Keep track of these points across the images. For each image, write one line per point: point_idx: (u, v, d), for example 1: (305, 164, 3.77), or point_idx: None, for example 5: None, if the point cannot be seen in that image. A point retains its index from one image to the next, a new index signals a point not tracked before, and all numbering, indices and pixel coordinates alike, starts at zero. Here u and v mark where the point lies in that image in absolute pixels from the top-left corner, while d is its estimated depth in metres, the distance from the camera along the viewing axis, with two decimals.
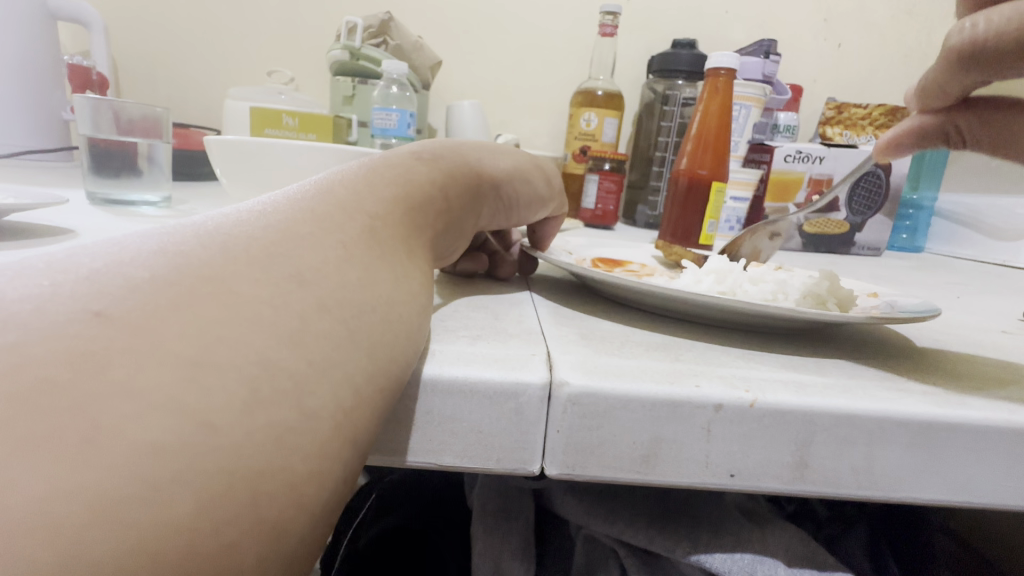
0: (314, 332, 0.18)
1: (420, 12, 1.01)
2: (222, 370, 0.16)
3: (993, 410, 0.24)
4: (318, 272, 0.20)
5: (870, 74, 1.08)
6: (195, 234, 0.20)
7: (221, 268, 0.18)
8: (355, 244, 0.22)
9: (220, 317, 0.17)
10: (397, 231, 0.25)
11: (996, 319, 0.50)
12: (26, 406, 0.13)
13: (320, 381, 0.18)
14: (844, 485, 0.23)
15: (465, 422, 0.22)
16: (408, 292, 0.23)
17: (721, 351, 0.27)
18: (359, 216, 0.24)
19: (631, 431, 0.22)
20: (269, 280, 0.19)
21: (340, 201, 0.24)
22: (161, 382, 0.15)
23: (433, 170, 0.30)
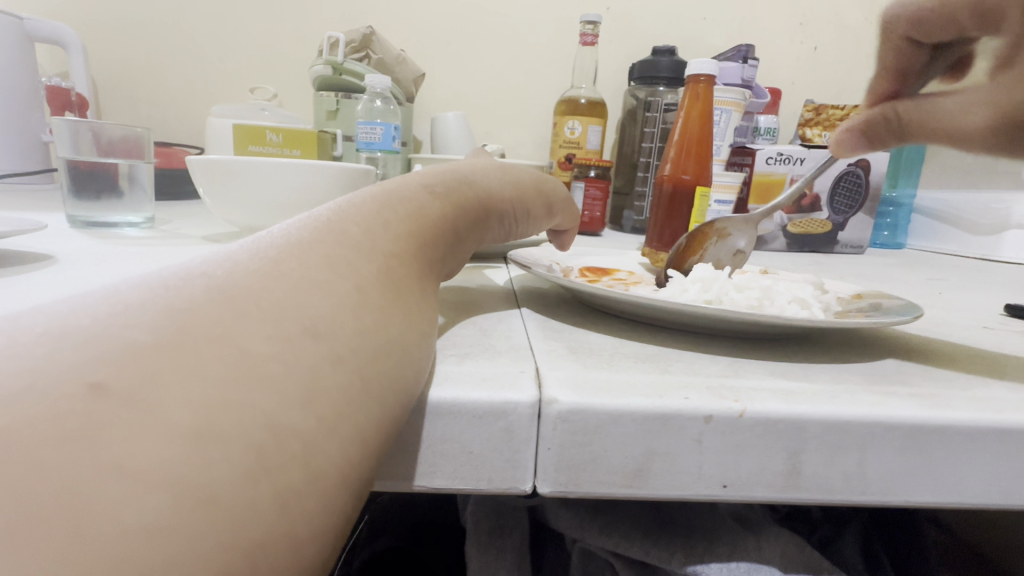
0: (310, 375, 0.18)
1: (402, 25, 1.02)
2: (225, 439, 0.15)
3: (977, 410, 0.24)
4: (311, 313, 0.20)
5: (846, 75, 1.11)
6: (184, 280, 0.19)
7: (211, 317, 0.18)
8: (352, 279, 0.22)
9: (212, 369, 0.16)
10: (399, 264, 0.25)
11: (976, 313, 0.51)
12: (13, 493, 0.13)
13: (316, 425, 0.17)
14: (836, 491, 0.23)
15: (455, 443, 0.22)
16: (407, 324, 0.23)
17: (709, 360, 0.27)
18: (353, 247, 0.24)
19: (622, 446, 0.22)
20: (261, 325, 0.18)
21: (338, 237, 0.24)
22: (154, 443, 0.14)
23: (444, 204, 0.30)
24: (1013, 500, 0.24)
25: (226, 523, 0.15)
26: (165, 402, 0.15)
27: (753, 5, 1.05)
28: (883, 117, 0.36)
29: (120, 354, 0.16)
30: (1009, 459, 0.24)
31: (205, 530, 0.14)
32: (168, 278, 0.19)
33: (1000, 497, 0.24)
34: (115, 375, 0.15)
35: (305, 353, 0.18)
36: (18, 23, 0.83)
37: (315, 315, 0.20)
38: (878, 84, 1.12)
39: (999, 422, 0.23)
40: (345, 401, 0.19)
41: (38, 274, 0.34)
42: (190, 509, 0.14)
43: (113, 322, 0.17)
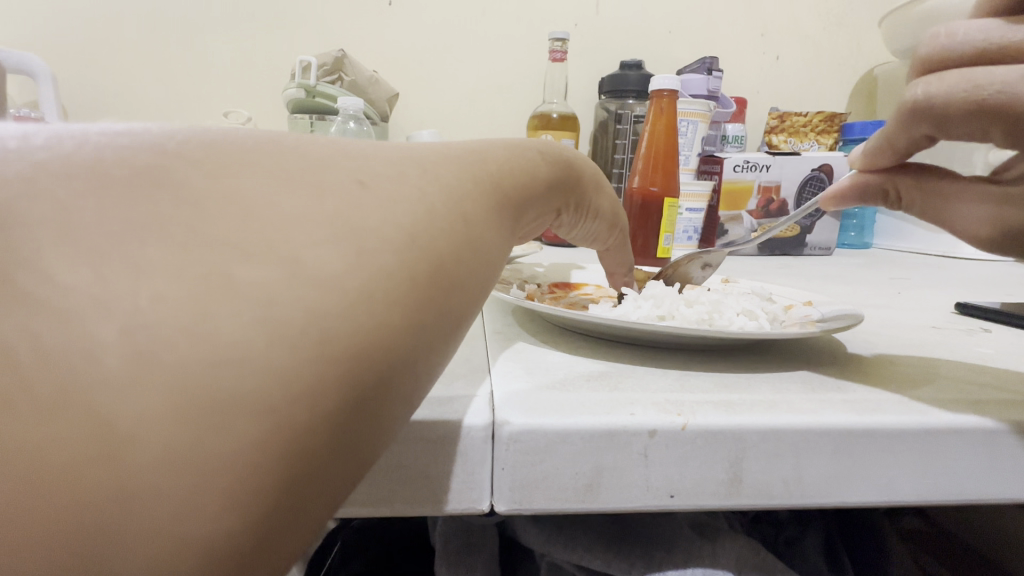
0: (368, 339, 0.16)
1: (374, 48, 1.03)
2: (293, 347, 0.15)
3: (903, 413, 0.26)
4: (377, 257, 0.17)
5: (809, 83, 1.14)
6: (241, 172, 0.17)
7: (272, 248, 0.16)
8: (427, 223, 0.19)
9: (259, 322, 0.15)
10: (480, 214, 0.22)
11: (929, 313, 0.53)
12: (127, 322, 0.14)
13: (360, 394, 0.16)
14: (777, 495, 0.25)
15: (411, 468, 0.23)
16: (475, 277, 0.21)
17: (658, 375, 0.29)
18: (429, 181, 0.20)
19: (572, 463, 0.23)
20: (327, 258, 0.16)
21: (437, 168, 0.21)
22: (241, 322, 0.15)
23: (553, 172, 0.29)
24: (942, 496, 0.26)
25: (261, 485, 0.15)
26: (213, 359, 0.14)
27: (715, 19, 1.09)
28: (882, 186, 0.33)
29: (166, 285, 0.15)
30: (933, 458, 0.25)
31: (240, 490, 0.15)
32: (221, 158, 0.17)
33: (931, 494, 0.26)
34: (162, 318, 0.14)
35: (365, 310, 0.16)
36: None
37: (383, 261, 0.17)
38: (840, 91, 1.16)
39: (922, 424, 0.25)
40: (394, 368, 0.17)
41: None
42: (228, 474, 0.14)
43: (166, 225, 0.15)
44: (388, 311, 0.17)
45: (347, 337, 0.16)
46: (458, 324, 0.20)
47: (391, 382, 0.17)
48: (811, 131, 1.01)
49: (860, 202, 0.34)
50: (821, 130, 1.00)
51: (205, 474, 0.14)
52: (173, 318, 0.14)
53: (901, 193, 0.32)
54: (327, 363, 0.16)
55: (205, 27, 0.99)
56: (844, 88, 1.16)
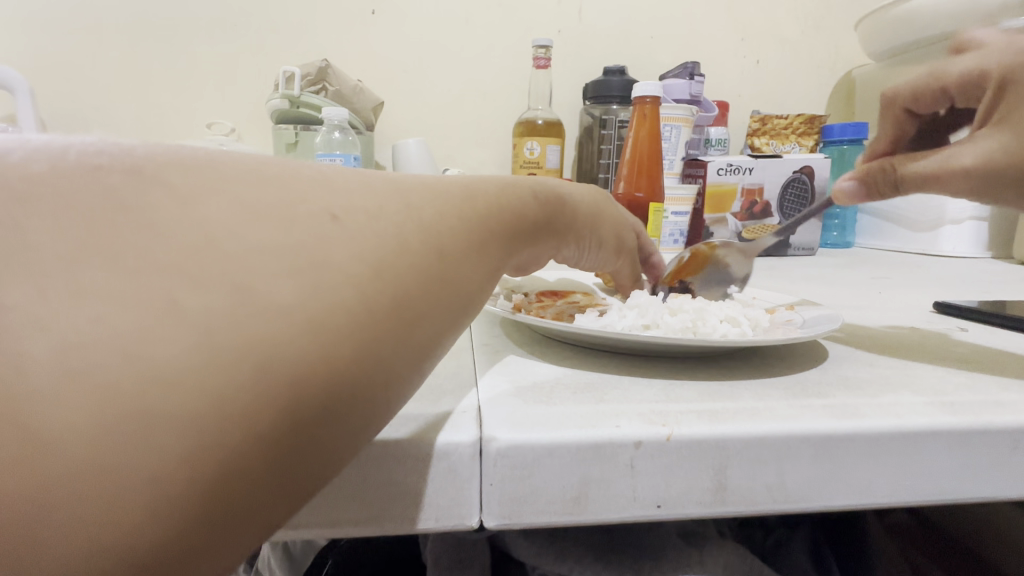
0: (255, 441, 0.16)
1: (359, 56, 1.03)
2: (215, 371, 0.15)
3: (882, 416, 0.26)
4: (283, 348, 0.16)
5: (789, 86, 1.16)
6: (162, 224, 0.16)
7: (173, 323, 0.15)
8: (350, 309, 0.18)
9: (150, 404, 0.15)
10: (422, 288, 0.21)
11: (910, 313, 0.54)
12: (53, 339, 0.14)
13: (241, 494, 0.16)
14: (761, 501, 0.25)
15: (401, 485, 0.23)
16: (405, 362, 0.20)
17: (644, 385, 0.29)
18: (392, 225, 0.20)
19: (560, 477, 0.24)
20: (271, 274, 0.17)
21: (407, 198, 0.22)
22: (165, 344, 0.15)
23: (542, 210, 0.30)
24: (922, 496, 0.27)
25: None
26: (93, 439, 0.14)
27: (696, 24, 1.10)
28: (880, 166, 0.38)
29: (130, 297, 0.15)
30: (912, 460, 0.26)
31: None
32: (182, 177, 0.17)
33: (910, 495, 0.27)
34: (76, 342, 0.15)
35: (256, 409, 0.16)
36: None
37: (288, 352, 0.16)
38: (819, 93, 1.18)
39: (899, 425, 0.26)
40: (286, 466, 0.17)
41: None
42: (156, 491, 0.15)
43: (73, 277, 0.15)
44: (331, 354, 0.17)
45: (234, 438, 0.16)
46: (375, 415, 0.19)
47: (279, 482, 0.17)
48: (792, 133, 1.02)
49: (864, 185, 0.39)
50: (802, 132, 1.01)
51: (79, 535, 0.14)
52: (56, 390, 0.14)
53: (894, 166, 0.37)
54: (221, 444, 0.15)
55: (187, 38, 0.98)
56: (823, 90, 1.18)
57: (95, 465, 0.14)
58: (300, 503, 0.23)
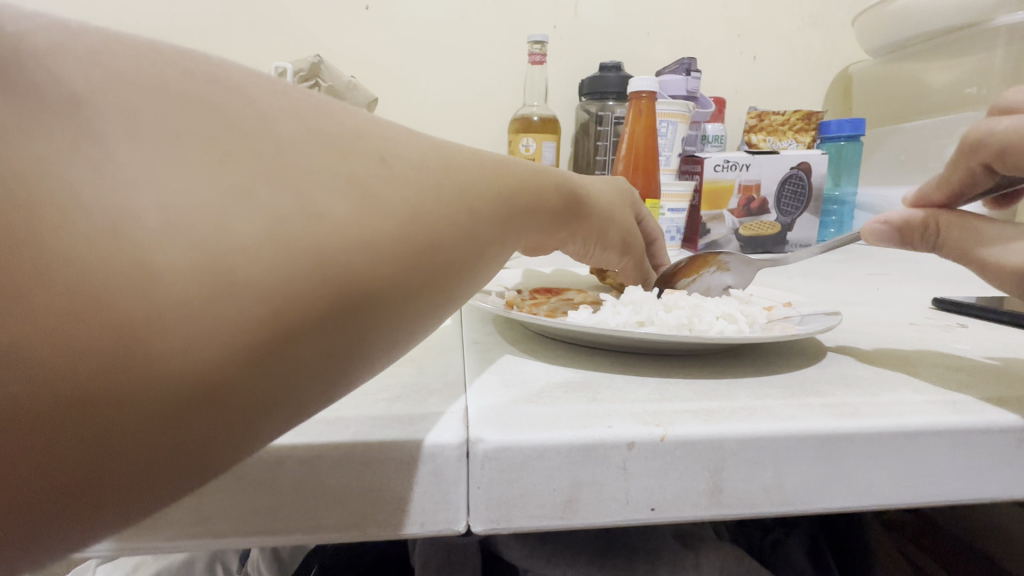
0: (246, 357, 0.16)
1: (352, 52, 1.02)
2: (300, 263, 0.16)
3: (882, 417, 0.26)
4: (290, 271, 0.16)
5: (786, 82, 1.15)
6: (185, 120, 0.16)
7: (197, 214, 0.15)
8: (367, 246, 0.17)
9: (150, 298, 0.14)
10: (440, 243, 0.20)
11: (908, 310, 0.53)
12: (166, 194, 0.15)
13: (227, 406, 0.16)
14: (758, 503, 0.24)
15: (385, 489, 0.23)
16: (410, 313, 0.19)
17: (638, 383, 0.28)
18: (458, 182, 0.22)
19: (550, 480, 0.23)
20: (361, 194, 0.18)
21: (474, 167, 0.23)
22: (262, 227, 0.16)
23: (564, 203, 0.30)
24: (923, 498, 0.26)
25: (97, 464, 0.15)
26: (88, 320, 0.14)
27: (692, 20, 1.09)
28: (926, 221, 0.31)
29: (246, 179, 0.16)
30: (913, 461, 0.25)
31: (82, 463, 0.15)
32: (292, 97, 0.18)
33: (911, 497, 0.26)
34: (190, 199, 0.15)
35: (252, 324, 0.15)
36: None
37: (294, 275, 0.16)
38: (817, 89, 1.17)
39: (901, 426, 0.25)
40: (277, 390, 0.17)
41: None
42: (228, 363, 0.15)
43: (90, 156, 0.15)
44: (394, 282, 0.18)
45: (303, 331, 0.16)
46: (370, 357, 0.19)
47: (264, 403, 0.17)
48: (789, 130, 1.02)
49: (901, 239, 0.33)
50: (799, 128, 1.01)
51: (159, 384, 0.15)
52: (168, 239, 0.15)
53: (941, 229, 0.30)
54: (289, 335, 0.16)
55: (177, 34, 0.97)
56: (821, 86, 1.17)
57: (191, 320, 0.15)
58: (280, 507, 0.22)
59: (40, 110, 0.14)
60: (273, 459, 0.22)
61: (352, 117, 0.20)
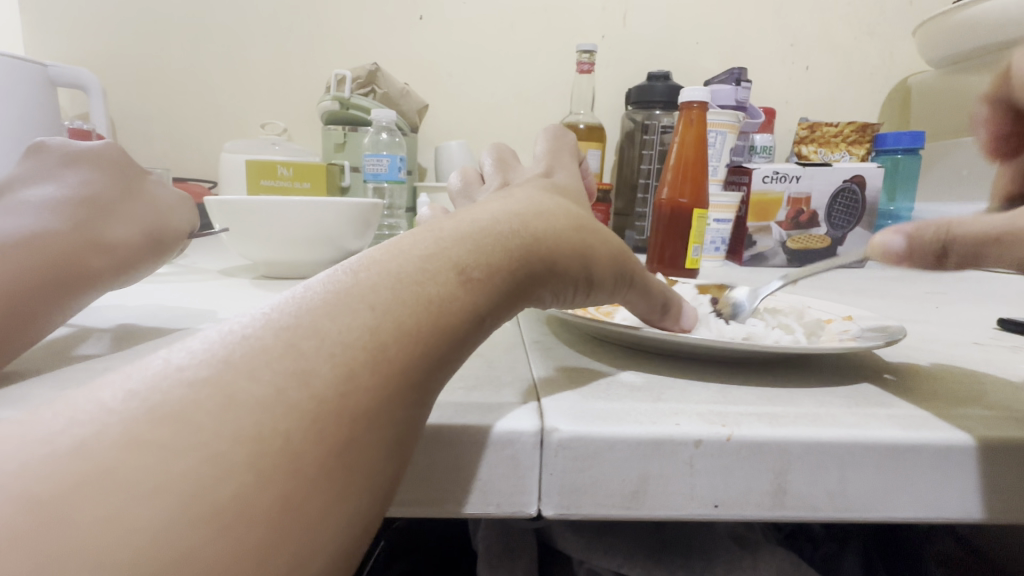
0: (276, 540, 0.17)
1: (406, 60, 1.06)
2: (270, 518, 0.17)
3: (952, 429, 0.26)
4: (367, 419, 0.20)
5: (841, 92, 1.13)
6: (336, 328, 0.21)
7: (197, 480, 0.16)
8: (426, 313, 0.22)
9: (230, 464, 0.17)
10: (417, 427, 0.22)
11: (971, 331, 0.51)
12: (191, 439, 0.17)
13: (290, 450, 0.18)
14: (821, 508, 0.25)
15: (466, 471, 0.24)
16: (441, 363, 0.22)
17: (701, 386, 0.29)
18: (402, 397, 0.21)
19: (619, 471, 0.24)
20: (336, 422, 0.19)
21: (418, 364, 0.21)
22: (238, 475, 0.17)
23: (468, 348, 0.24)
24: (994, 515, 0.26)
25: (135, 555, 0.15)
26: (179, 493, 0.16)
27: (743, 30, 1.08)
28: None
29: (250, 436, 0.18)
30: (983, 477, 0.25)
31: (110, 545, 0.15)
32: (316, 342, 0.20)
33: (978, 513, 0.26)
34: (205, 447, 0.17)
35: (243, 540, 0.16)
36: (42, 69, 0.87)
37: (363, 448, 0.19)
38: (872, 100, 1.14)
39: (971, 440, 0.25)
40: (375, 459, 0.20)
41: (117, 323, 0.39)
42: None
43: (80, 273, 0.34)
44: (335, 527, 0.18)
45: None
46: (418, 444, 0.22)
47: None
48: (842, 141, 0.98)
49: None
50: (853, 140, 0.97)
51: None
52: (179, 488, 0.16)
53: None
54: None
55: (246, 39, 1.03)
56: (877, 97, 1.14)
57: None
58: None
59: (179, 393, 0.18)
60: None
61: (349, 342, 0.20)
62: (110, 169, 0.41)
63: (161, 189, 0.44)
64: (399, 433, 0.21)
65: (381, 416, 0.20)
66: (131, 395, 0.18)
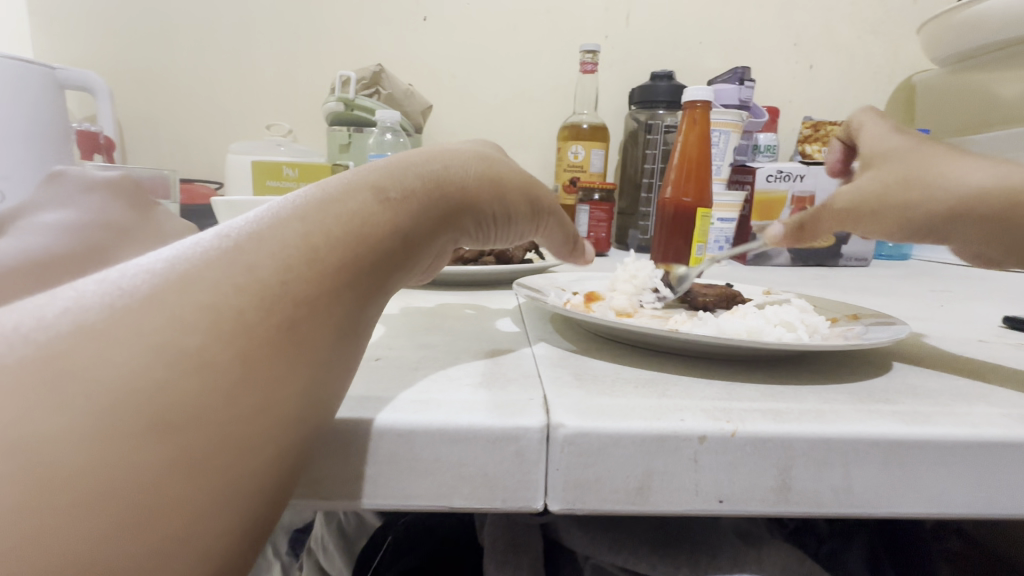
0: (211, 411, 0.19)
1: (410, 61, 1.06)
2: (206, 392, 0.19)
3: (957, 426, 0.26)
4: (298, 313, 0.21)
5: (845, 91, 1.13)
6: (268, 237, 0.23)
7: (133, 357, 0.18)
8: (351, 224, 0.24)
9: (168, 344, 0.19)
10: (348, 329, 0.23)
11: (975, 328, 0.51)
12: (130, 323, 0.19)
13: (225, 335, 0.19)
14: (826, 503, 0.25)
15: (474, 467, 0.25)
16: (370, 273, 0.24)
17: (706, 384, 0.30)
18: (333, 297, 0.23)
19: (625, 467, 0.24)
20: (267, 311, 0.21)
21: (347, 268, 0.23)
22: (175, 352, 0.19)
23: (395, 263, 0.26)
24: (1000, 510, 0.26)
25: (84, 435, 0.17)
26: (118, 366, 0.18)
27: (746, 29, 1.08)
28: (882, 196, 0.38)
29: (186, 322, 0.19)
30: (987, 472, 0.25)
31: (68, 419, 0.17)
32: (249, 248, 0.22)
33: (983, 508, 0.26)
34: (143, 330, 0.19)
35: (182, 409, 0.18)
36: (50, 72, 0.87)
37: (294, 338, 0.21)
38: (876, 99, 1.14)
39: (975, 437, 0.25)
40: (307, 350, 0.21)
41: None
42: (114, 465, 0.17)
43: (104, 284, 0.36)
44: (270, 405, 0.20)
45: (182, 449, 0.18)
46: (352, 348, 0.24)
47: (176, 499, 0.17)
48: None
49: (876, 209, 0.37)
50: None
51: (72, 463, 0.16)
52: (118, 363, 0.18)
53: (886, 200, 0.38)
54: (182, 446, 0.18)
55: (252, 41, 1.04)
56: (880, 96, 1.14)
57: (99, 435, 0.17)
58: (379, 475, 0.24)
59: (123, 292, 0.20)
60: (377, 432, 0.24)
61: (279, 247, 0.22)
62: (123, 195, 0.44)
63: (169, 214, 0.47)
64: (331, 331, 0.23)
65: (312, 313, 0.22)
66: (80, 303, 0.20)
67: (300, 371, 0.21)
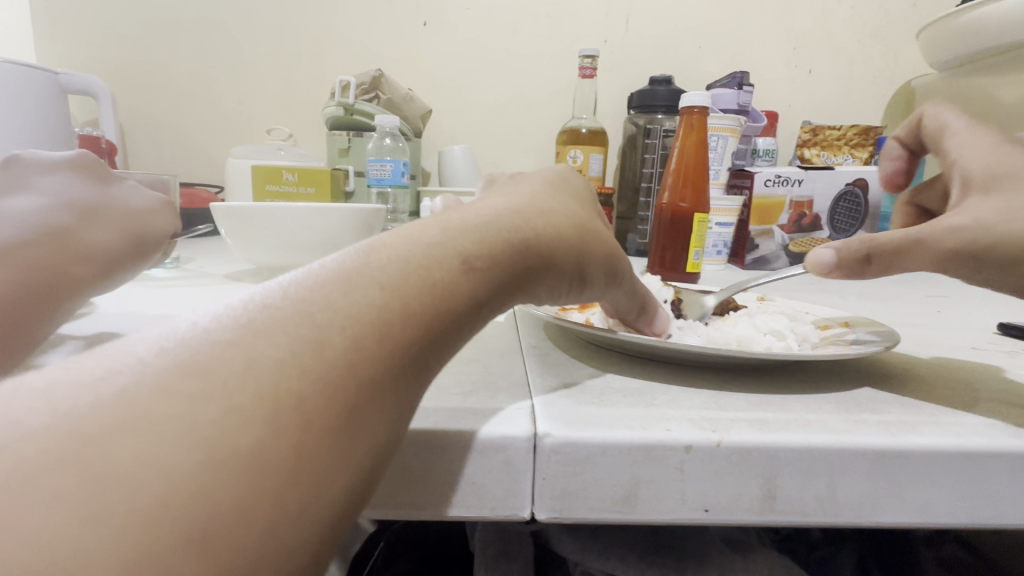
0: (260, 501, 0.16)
1: (410, 66, 1.07)
2: (258, 476, 0.17)
3: (941, 436, 0.26)
4: (361, 395, 0.19)
5: (844, 96, 1.13)
6: (338, 303, 0.20)
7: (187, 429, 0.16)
8: (428, 292, 0.22)
9: (226, 416, 0.17)
10: (406, 409, 0.21)
11: (969, 334, 0.52)
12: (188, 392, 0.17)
13: (289, 410, 0.18)
14: (811, 512, 0.25)
15: (462, 475, 0.25)
16: (433, 350, 0.22)
17: (694, 393, 0.30)
18: (397, 376, 0.21)
19: (610, 477, 0.25)
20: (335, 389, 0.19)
21: (410, 346, 0.21)
22: (236, 429, 0.17)
23: (457, 336, 0.24)
24: (984, 520, 0.26)
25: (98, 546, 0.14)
26: (170, 437, 0.16)
27: (746, 33, 1.09)
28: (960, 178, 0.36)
29: (248, 395, 0.17)
30: (973, 481, 0.26)
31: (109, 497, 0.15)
32: (320, 315, 0.20)
33: (968, 517, 0.26)
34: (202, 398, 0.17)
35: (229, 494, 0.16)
36: (53, 76, 0.88)
37: (356, 422, 0.19)
38: (875, 103, 1.14)
39: (958, 446, 0.25)
40: (366, 437, 0.19)
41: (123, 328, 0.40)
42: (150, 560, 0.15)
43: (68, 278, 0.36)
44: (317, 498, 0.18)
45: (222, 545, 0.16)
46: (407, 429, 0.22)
47: None
48: (846, 145, 0.97)
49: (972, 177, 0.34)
50: (857, 143, 0.97)
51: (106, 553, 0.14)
52: (171, 437, 0.16)
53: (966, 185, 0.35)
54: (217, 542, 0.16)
55: (253, 46, 1.04)
56: (880, 100, 1.14)
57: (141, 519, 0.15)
58: None
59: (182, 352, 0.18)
60: None
61: (349, 316, 0.20)
62: (87, 174, 0.42)
63: (137, 193, 0.45)
64: (390, 412, 0.20)
65: (375, 393, 0.20)
66: (123, 366, 0.18)
67: (348, 470, 0.19)
